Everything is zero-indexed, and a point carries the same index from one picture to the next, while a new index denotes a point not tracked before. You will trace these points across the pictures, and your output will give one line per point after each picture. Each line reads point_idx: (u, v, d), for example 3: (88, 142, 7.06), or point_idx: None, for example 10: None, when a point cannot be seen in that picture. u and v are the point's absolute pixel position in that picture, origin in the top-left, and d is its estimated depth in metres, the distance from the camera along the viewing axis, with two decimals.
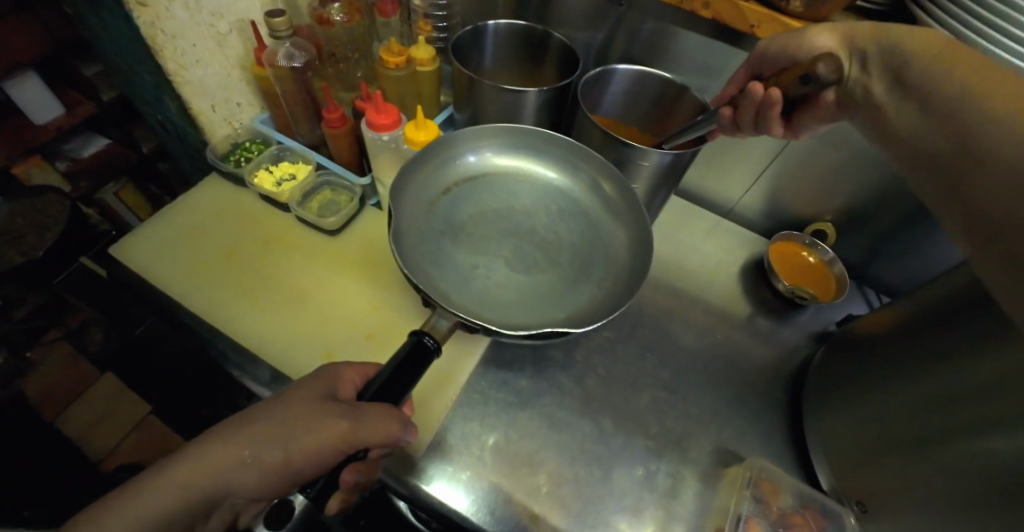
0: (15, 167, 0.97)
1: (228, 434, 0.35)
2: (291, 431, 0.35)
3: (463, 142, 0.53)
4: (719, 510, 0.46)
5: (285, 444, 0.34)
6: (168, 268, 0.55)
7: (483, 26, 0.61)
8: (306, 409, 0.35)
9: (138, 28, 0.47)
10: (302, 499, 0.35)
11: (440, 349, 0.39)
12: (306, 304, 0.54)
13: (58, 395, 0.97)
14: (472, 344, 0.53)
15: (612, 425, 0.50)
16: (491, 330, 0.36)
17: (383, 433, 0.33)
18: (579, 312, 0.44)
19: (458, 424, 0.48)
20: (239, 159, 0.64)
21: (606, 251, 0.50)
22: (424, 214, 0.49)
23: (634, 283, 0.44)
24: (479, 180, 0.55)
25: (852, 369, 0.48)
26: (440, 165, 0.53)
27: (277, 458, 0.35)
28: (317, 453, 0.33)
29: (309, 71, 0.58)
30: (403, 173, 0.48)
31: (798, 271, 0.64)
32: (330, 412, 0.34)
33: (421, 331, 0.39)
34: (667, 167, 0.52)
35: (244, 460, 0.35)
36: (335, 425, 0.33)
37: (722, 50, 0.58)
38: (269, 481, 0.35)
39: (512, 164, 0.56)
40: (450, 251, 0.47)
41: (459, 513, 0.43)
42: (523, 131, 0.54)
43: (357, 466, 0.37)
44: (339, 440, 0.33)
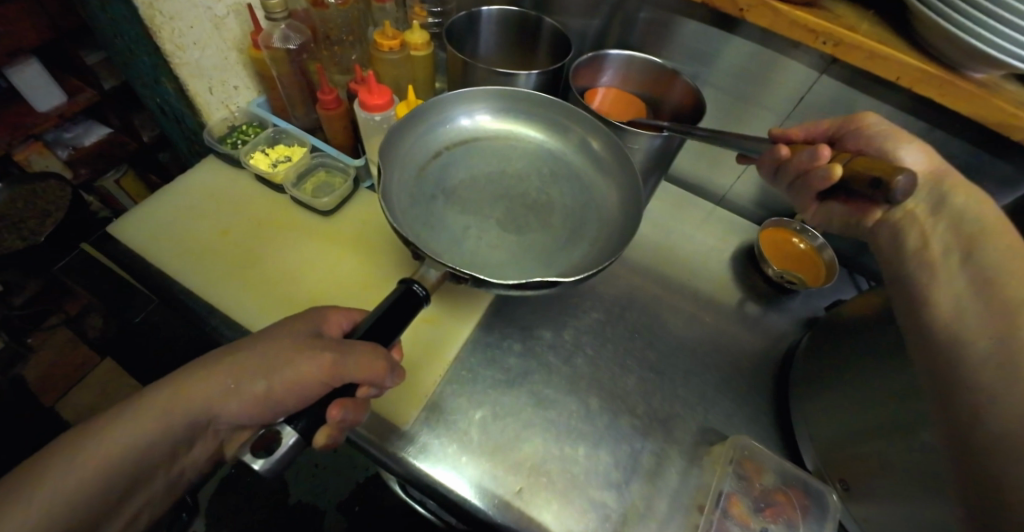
0: (16, 153, 0.97)
1: (213, 366, 0.35)
2: (278, 363, 0.35)
3: (457, 104, 0.55)
4: (702, 487, 0.46)
5: (269, 376, 0.35)
6: (161, 245, 0.56)
7: (477, 12, 0.61)
8: (295, 346, 0.36)
9: (137, 9, 0.48)
10: (293, 431, 0.31)
11: (429, 298, 0.42)
12: (298, 279, 0.55)
13: (55, 381, 0.98)
14: (465, 312, 0.55)
15: (599, 404, 0.50)
16: (481, 280, 0.37)
17: (369, 371, 0.35)
18: (566, 269, 0.47)
19: (447, 399, 0.48)
20: (235, 141, 0.65)
21: (599, 213, 0.52)
22: (418, 174, 0.52)
23: (620, 243, 0.46)
24: (472, 141, 0.57)
25: (833, 349, 0.49)
26: (433, 127, 0.54)
27: (261, 390, 0.35)
28: (305, 387, 0.34)
29: (304, 53, 0.59)
30: (397, 135, 0.50)
31: (788, 257, 0.64)
32: (318, 346, 0.35)
33: (410, 280, 0.41)
34: (655, 153, 0.54)
35: (233, 389, 0.35)
36: (324, 358, 0.35)
37: (715, 37, 0.59)
38: (256, 413, 0.35)
39: (503, 128, 0.58)
40: (442, 210, 0.50)
41: (429, 475, 0.44)
42: (516, 95, 0.55)
43: (345, 400, 0.36)
44: (328, 374, 0.35)
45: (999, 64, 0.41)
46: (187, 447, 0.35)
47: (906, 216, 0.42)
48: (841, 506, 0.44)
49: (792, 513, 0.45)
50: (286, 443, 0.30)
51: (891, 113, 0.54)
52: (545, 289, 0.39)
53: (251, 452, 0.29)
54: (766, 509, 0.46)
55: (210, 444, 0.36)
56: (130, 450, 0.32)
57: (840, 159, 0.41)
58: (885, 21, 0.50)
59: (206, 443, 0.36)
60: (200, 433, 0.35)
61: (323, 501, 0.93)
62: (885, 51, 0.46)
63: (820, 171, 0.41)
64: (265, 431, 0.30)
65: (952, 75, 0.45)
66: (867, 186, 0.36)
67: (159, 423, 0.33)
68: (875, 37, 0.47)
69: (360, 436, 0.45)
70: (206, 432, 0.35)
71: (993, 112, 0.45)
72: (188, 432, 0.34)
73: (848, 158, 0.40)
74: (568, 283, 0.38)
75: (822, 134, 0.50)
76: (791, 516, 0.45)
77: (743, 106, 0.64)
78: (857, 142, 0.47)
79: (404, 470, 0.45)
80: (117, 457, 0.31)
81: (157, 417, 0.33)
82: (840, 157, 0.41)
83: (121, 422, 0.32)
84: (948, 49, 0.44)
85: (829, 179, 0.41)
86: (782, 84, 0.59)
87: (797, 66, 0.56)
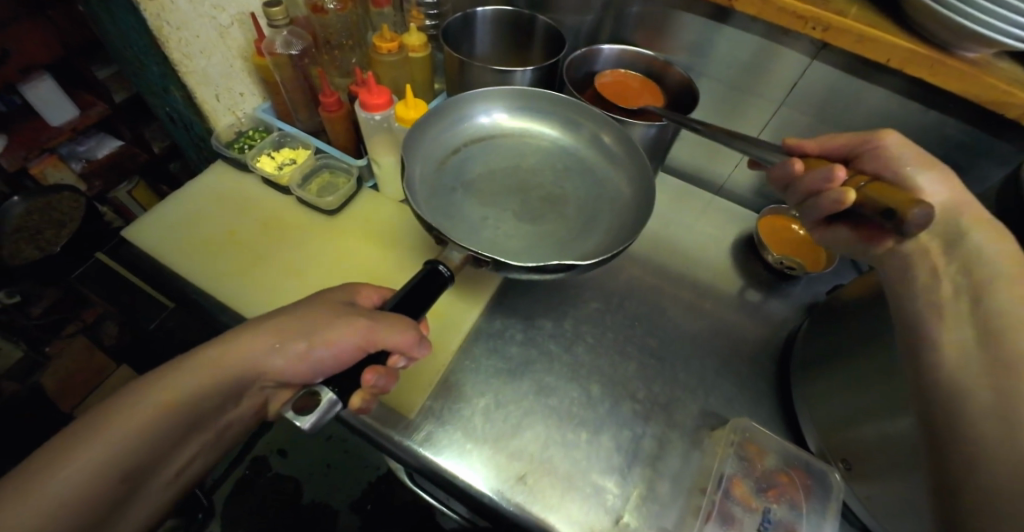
0: (31, 167, 1.00)
1: (256, 330, 0.38)
2: (318, 327, 0.38)
3: (472, 104, 0.56)
4: (704, 471, 0.47)
5: (310, 337, 0.38)
6: (172, 246, 0.58)
7: (472, 13, 0.63)
8: (332, 312, 0.39)
9: (146, 21, 0.50)
10: (331, 396, 0.33)
11: (453, 278, 0.44)
12: (306, 275, 0.57)
13: (74, 386, 0.99)
14: (476, 294, 0.57)
15: (600, 391, 0.51)
16: (501, 262, 0.41)
17: (400, 337, 0.37)
18: (583, 255, 0.48)
19: (451, 389, 0.50)
20: (242, 146, 0.67)
21: (612, 202, 0.54)
22: (436, 171, 0.53)
23: (634, 229, 0.48)
24: (487, 139, 0.58)
25: (830, 331, 0.50)
26: (449, 125, 0.56)
27: (303, 350, 0.38)
28: (346, 344, 0.37)
29: (306, 58, 0.61)
30: (416, 133, 0.51)
31: (788, 244, 0.64)
32: (354, 314, 0.38)
33: (435, 261, 0.44)
34: (651, 142, 0.57)
35: (279, 349, 0.38)
36: (361, 322, 0.38)
37: (707, 28, 0.60)
38: (298, 370, 0.38)
39: (519, 126, 0.59)
40: (461, 205, 0.52)
41: (431, 458, 0.45)
42: (529, 94, 0.57)
43: (377, 366, 0.37)
44: (362, 338, 0.37)
45: (990, 43, 0.41)
46: (235, 402, 0.38)
47: (917, 248, 0.41)
48: (845, 486, 0.44)
49: (795, 494, 0.45)
50: (321, 405, 0.33)
51: (884, 98, 0.55)
52: (561, 273, 0.43)
53: (293, 410, 0.32)
54: (768, 490, 0.46)
55: (254, 400, 0.40)
56: (189, 402, 0.35)
57: (854, 184, 0.39)
58: (875, 6, 0.50)
59: (251, 400, 0.39)
60: (248, 389, 0.39)
61: (335, 498, 0.94)
62: (873, 34, 0.46)
63: (831, 194, 0.39)
64: (307, 391, 0.33)
65: (942, 55, 0.46)
66: (883, 215, 0.34)
67: (213, 378, 0.36)
68: (864, 20, 0.48)
69: (364, 423, 0.47)
70: (253, 388, 0.39)
71: (984, 89, 0.45)
72: (236, 388, 0.37)
73: (863, 183, 0.38)
74: (582, 267, 0.41)
75: (838, 151, 0.47)
76: (794, 496, 0.45)
77: (736, 95, 0.65)
78: (872, 164, 0.45)
79: (411, 458, 0.46)
80: (177, 407, 0.34)
81: (212, 372, 0.36)
82: (855, 182, 0.39)
83: (178, 377, 0.35)
84: (939, 29, 0.44)
85: (841, 203, 0.38)
86: (774, 72, 0.59)
87: (788, 54, 0.57)
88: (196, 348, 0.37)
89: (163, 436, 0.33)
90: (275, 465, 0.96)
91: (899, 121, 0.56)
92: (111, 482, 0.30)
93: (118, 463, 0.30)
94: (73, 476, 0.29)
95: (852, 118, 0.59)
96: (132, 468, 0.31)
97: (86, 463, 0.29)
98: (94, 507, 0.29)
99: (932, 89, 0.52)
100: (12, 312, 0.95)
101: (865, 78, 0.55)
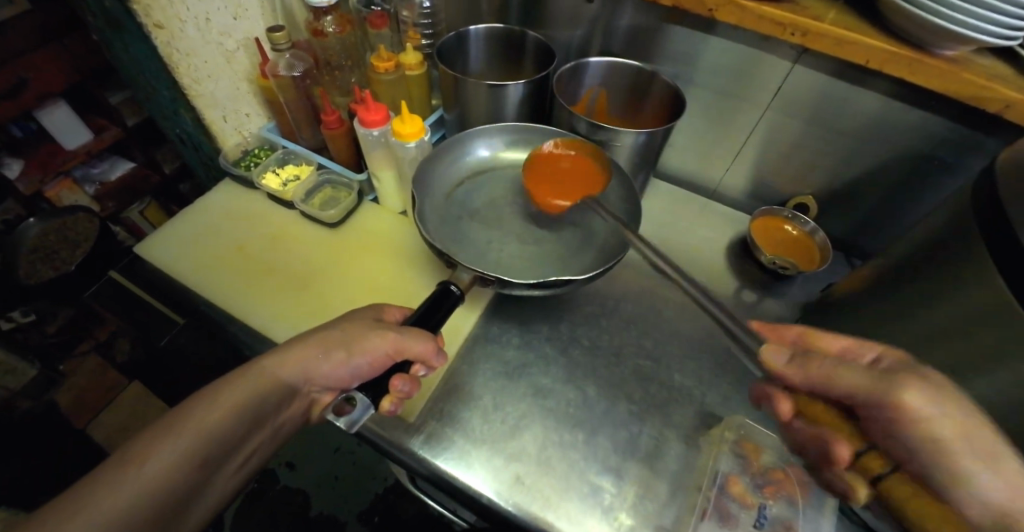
0: (48, 190, 1.05)
1: (303, 341, 0.41)
2: (356, 337, 0.41)
3: (474, 139, 0.61)
4: (701, 469, 0.47)
5: (350, 347, 0.40)
6: (184, 261, 0.60)
7: (465, 31, 0.66)
8: (370, 324, 0.42)
9: (156, 48, 0.53)
10: (364, 397, 0.39)
11: (463, 297, 0.46)
12: (311, 287, 0.59)
13: (88, 403, 1.01)
14: (476, 299, 0.59)
15: (597, 392, 0.52)
16: (506, 281, 0.44)
17: (421, 347, 0.40)
18: (581, 271, 0.53)
19: (453, 393, 0.51)
20: (249, 164, 0.70)
21: (606, 219, 0.58)
22: (443, 201, 0.58)
23: (628, 240, 0.52)
24: (488, 170, 0.62)
25: (825, 327, 0.50)
26: (453, 159, 0.60)
27: (343, 358, 0.40)
28: (380, 351, 0.40)
29: (308, 79, 0.64)
30: (424, 167, 0.56)
31: (780, 244, 0.66)
32: (383, 326, 0.42)
33: (447, 281, 0.47)
34: (640, 152, 0.59)
35: (330, 355, 0.40)
36: (388, 335, 0.41)
37: (693, 38, 0.62)
38: (342, 377, 0.40)
39: (516, 157, 0.64)
40: (467, 229, 0.56)
41: (431, 460, 0.46)
42: (525, 128, 0.61)
43: (402, 373, 0.42)
44: (392, 347, 0.41)
45: (964, 40, 0.43)
46: (287, 404, 0.39)
47: None
48: None
49: (790, 490, 0.46)
50: (358, 406, 0.39)
51: (867, 98, 0.57)
52: (562, 287, 0.46)
53: (334, 412, 0.39)
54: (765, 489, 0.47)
55: (303, 404, 0.41)
56: (247, 407, 0.37)
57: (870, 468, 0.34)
58: (852, 10, 0.52)
59: (300, 403, 0.40)
60: (299, 394, 0.40)
61: (343, 510, 0.95)
62: (849, 36, 0.48)
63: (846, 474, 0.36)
64: (344, 397, 0.39)
65: (919, 54, 0.47)
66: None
67: (270, 384, 0.39)
68: (841, 23, 0.49)
69: (368, 428, 0.48)
70: (303, 394, 0.40)
71: (963, 85, 0.46)
72: (286, 392, 0.39)
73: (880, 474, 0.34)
74: (579, 282, 0.45)
75: None
76: (790, 492, 0.46)
77: (724, 101, 0.66)
78: None
79: (415, 463, 0.47)
80: (237, 408, 0.36)
81: (269, 379, 0.39)
82: (873, 465, 0.34)
83: (236, 382, 0.37)
84: (915, 30, 0.46)
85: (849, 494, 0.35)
86: (759, 77, 0.61)
87: (771, 60, 0.59)
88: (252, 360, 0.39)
89: (228, 434, 0.35)
90: (284, 479, 0.97)
91: (882, 121, 0.58)
92: (184, 472, 0.32)
93: (191, 456, 0.33)
94: (152, 468, 0.31)
95: (837, 119, 0.60)
96: (200, 463, 0.33)
97: (161, 458, 0.32)
98: (170, 495, 0.31)
99: (916, 88, 0.53)
100: (25, 330, 1.02)
101: (850, 80, 0.56)
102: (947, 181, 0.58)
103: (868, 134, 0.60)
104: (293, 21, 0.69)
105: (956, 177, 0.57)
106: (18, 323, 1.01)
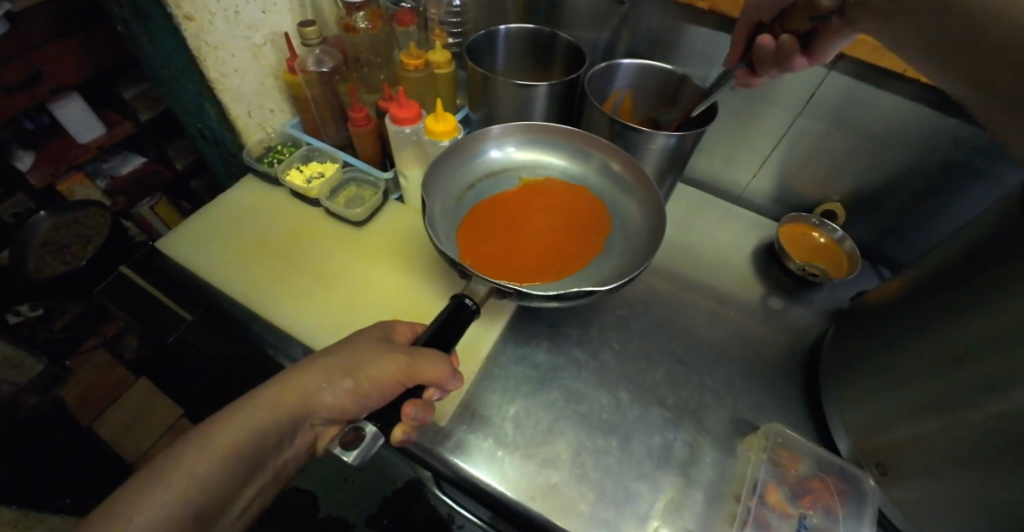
0: (60, 184, 1.04)
1: (304, 370, 0.40)
2: (360, 364, 0.39)
3: (488, 140, 0.60)
4: (737, 477, 0.47)
5: (356, 375, 0.39)
6: (204, 260, 0.59)
7: (495, 30, 0.65)
8: (374, 348, 0.41)
9: (186, 41, 0.53)
10: (373, 428, 0.36)
11: (479, 310, 0.45)
12: (334, 288, 0.58)
13: (94, 400, 0.99)
14: (501, 305, 0.58)
15: (629, 397, 0.51)
16: (524, 293, 0.43)
17: (436, 373, 0.39)
18: (599, 279, 0.52)
19: (483, 396, 0.50)
20: (272, 160, 0.69)
21: (624, 224, 0.58)
22: (454, 204, 0.57)
23: (651, 247, 0.51)
24: (501, 173, 0.62)
25: (861, 334, 0.49)
26: (466, 161, 0.60)
27: (345, 390, 0.39)
28: (388, 379, 0.38)
29: (336, 75, 0.63)
30: (436, 169, 0.55)
31: (808, 250, 0.65)
32: (390, 350, 0.40)
33: (461, 294, 0.46)
34: (667, 156, 0.59)
35: (331, 385, 0.39)
36: (399, 358, 0.39)
37: (724, 40, 0.61)
38: (343, 410, 0.40)
39: (529, 158, 0.63)
40: (481, 233, 0.55)
41: (461, 466, 0.45)
42: (541, 128, 0.61)
43: (415, 399, 0.39)
44: (401, 374, 0.39)
45: None
46: (290, 439, 0.39)
47: None
48: (881, 492, 0.43)
49: (828, 499, 0.45)
50: (366, 439, 0.36)
51: (901, 104, 0.56)
52: (583, 299, 0.45)
53: (341, 447, 0.36)
54: (804, 498, 0.46)
55: (307, 437, 0.40)
56: (247, 445, 0.36)
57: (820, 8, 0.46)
58: None
59: (305, 435, 0.40)
60: (301, 427, 0.39)
61: (354, 513, 0.94)
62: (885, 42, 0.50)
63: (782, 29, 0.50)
64: (351, 428, 0.36)
65: None
66: None
67: (272, 418, 0.37)
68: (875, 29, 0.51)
69: None
70: (306, 426, 0.40)
71: None
72: (290, 426, 0.38)
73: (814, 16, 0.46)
74: (600, 293, 0.44)
75: None
76: (829, 502, 0.45)
77: (753, 104, 0.66)
78: None
79: (444, 467, 0.46)
80: (239, 447, 0.35)
81: (270, 414, 0.38)
82: None
83: (239, 417, 0.37)
84: None
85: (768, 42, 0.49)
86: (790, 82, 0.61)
87: None
88: (256, 389, 0.38)
89: (229, 476, 0.34)
90: (293, 480, 0.95)
91: (915, 128, 0.57)
92: (186, 518, 0.31)
93: (188, 504, 0.32)
94: (149, 520, 0.30)
95: (869, 124, 0.60)
96: (203, 509, 0.32)
97: (155, 512, 0.30)
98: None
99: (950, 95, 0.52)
100: (33, 325, 1.01)
101: (885, 85, 0.55)
102: (978, 190, 0.58)
103: (899, 140, 0.59)
104: (320, 17, 0.69)
105: (989, 186, 0.56)
106: (26, 317, 1.00)
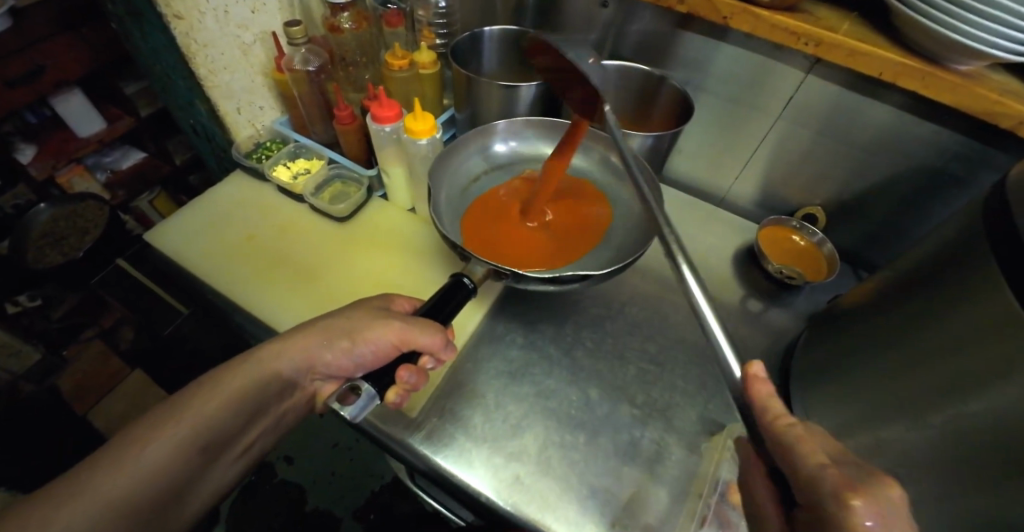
0: (60, 176, 1.08)
1: (304, 331, 0.41)
2: (358, 325, 0.41)
3: (493, 134, 0.61)
4: (702, 476, 0.47)
5: (353, 336, 0.41)
6: (199, 249, 0.61)
7: (479, 31, 0.66)
8: (372, 312, 0.42)
9: (175, 38, 0.54)
10: (370, 388, 0.36)
11: (476, 289, 0.45)
12: (318, 280, 0.59)
13: (89, 389, 0.99)
14: (484, 294, 0.60)
15: (599, 394, 0.52)
16: (521, 275, 0.44)
17: (428, 336, 0.39)
18: (601, 264, 0.54)
19: (457, 389, 0.51)
20: (260, 156, 0.71)
21: (625, 215, 0.59)
22: (458, 197, 0.59)
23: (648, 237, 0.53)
24: (505, 166, 0.63)
25: (830, 336, 0.49)
26: (471, 154, 0.61)
27: (343, 348, 0.41)
28: (384, 343, 0.40)
29: (323, 74, 0.65)
30: (441, 162, 0.57)
31: (788, 254, 0.66)
32: (388, 317, 0.41)
33: (460, 273, 0.45)
34: (648, 153, 0.59)
35: (330, 344, 0.41)
36: (392, 325, 0.40)
37: (705, 45, 0.62)
38: (340, 368, 0.42)
39: (535, 151, 0.64)
40: (484, 223, 0.57)
41: (432, 457, 0.46)
42: (546, 123, 0.62)
43: (409, 364, 0.40)
44: (398, 338, 0.40)
45: (976, 54, 0.41)
46: (288, 394, 0.41)
47: None
48: None
49: None
50: (362, 397, 0.36)
51: (881, 111, 0.56)
52: (578, 283, 0.46)
53: (337, 403, 0.36)
54: None
55: (305, 393, 0.43)
56: (251, 391, 0.38)
57: None
58: (867, 21, 0.52)
59: (303, 390, 0.43)
60: (301, 383, 0.42)
61: (341, 506, 0.94)
62: (863, 48, 0.47)
63: None
64: (348, 386, 0.36)
65: (933, 67, 0.46)
66: None
67: (274, 372, 0.39)
68: (854, 35, 0.49)
69: (371, 425, 0.48)
70: (305, 382, 0.42)
71: (979, 101, 0.45)
72: (292, 380, 0.41)
73: None
74: (596, 277, 0.45)
75: None
76: None
77: (735, 107, 0.66)
78: None
79: (417, 458, 0.47)
80: (247, 393, 0.38)
81: (274, 365, 0.39)
82: None
83: (237, 370, 0.38)
84: (928, 43, 0.45)
85: None
86: (773, 87, 0.61)
87: (786, 69, 0.59)
88: (258, 345, 0.40)
89: (231, 420, 0.36)
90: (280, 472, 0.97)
91: (895, 137, 0.57)
92: (193, 452, 0.34)
93: (194, 440, 0.34)
94: (156, 451, 0.32)
95: (852, 131, 0.60)
96: (209, 443, 0.35)
97: (162, 444, 0.32)
98: (177, 477, 0.33)
99: (929, 102, 0.52)
100: (31, 314, 1.04)
101: (862, 91, 0.56)
102: (954, 199, 0.58)
103: (880, 149, 0.59)
104: (309, 16, 0.70)
105: (966, 194, 0.57)
106: (25, 307, 1.04)
